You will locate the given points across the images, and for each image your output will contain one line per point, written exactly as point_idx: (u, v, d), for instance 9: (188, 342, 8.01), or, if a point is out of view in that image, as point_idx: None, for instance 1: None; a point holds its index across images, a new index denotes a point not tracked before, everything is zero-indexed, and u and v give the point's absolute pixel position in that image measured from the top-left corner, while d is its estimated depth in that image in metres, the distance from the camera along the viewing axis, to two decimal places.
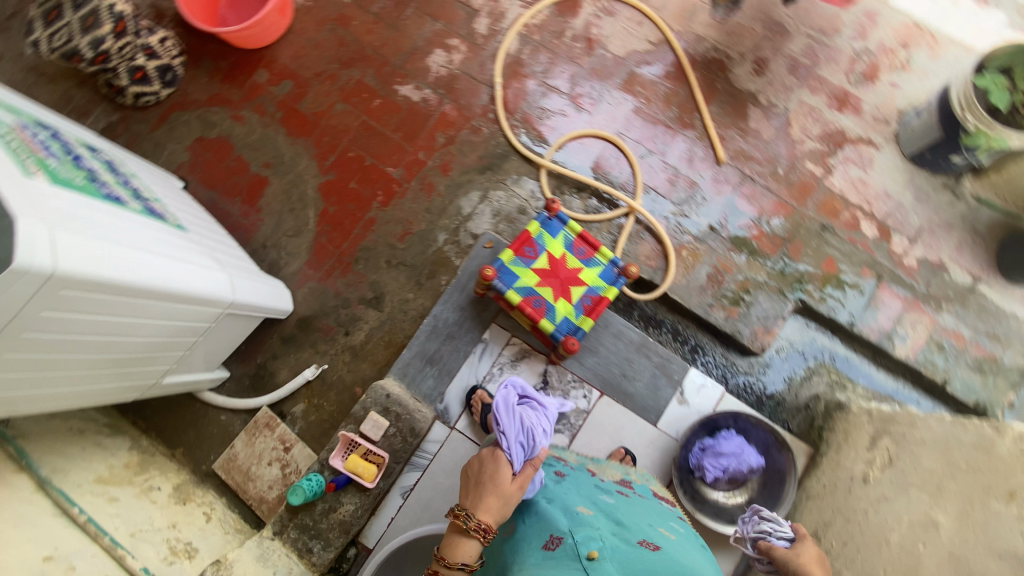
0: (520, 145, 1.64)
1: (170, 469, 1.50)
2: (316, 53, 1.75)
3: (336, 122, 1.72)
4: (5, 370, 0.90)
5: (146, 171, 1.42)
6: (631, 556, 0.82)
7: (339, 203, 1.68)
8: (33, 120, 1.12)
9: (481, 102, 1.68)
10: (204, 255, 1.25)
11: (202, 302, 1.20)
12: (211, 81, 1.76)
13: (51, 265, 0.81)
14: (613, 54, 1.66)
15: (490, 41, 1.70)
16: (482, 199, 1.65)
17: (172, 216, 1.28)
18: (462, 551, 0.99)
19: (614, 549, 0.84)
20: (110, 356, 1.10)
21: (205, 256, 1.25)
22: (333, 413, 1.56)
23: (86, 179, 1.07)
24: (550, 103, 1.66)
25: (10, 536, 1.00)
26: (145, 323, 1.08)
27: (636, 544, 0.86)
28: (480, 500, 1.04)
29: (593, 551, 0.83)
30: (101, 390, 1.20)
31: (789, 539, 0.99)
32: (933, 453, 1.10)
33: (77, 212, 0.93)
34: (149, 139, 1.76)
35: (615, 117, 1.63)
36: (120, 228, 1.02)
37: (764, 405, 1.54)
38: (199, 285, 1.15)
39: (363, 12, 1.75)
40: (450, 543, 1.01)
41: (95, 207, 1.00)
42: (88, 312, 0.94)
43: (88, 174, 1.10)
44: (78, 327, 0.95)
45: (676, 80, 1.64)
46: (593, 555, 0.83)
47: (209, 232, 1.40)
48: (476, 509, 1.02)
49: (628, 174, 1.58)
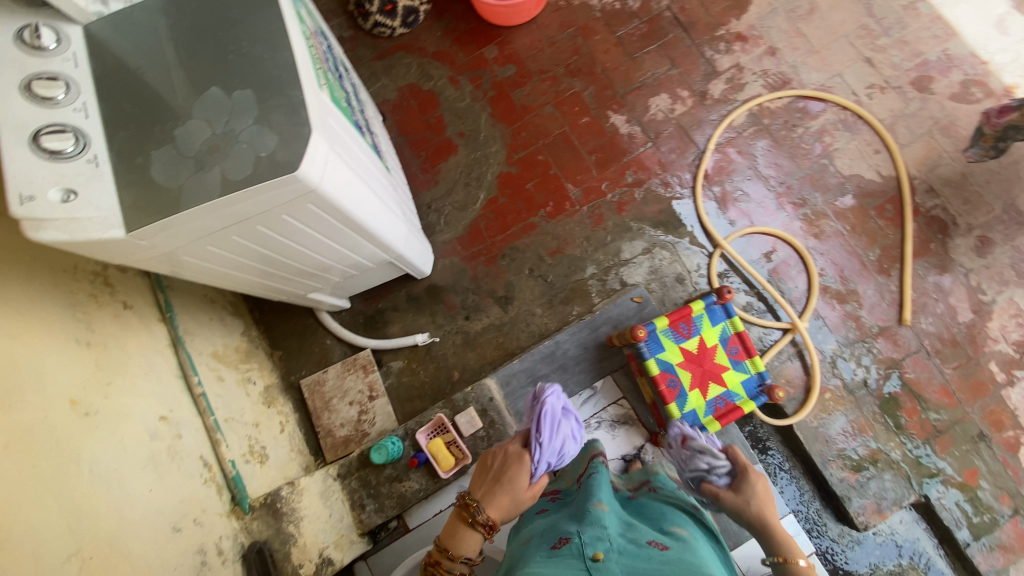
0: (705, 216, 1.59)
1: (266, 367, 1.56)
2: (549, 51, 1.77)
3: (539, 121, 1.73)
4: (222, 250, 0.95)
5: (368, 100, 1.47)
6: (636, 557, 0.79)
7: (510, 197, 1.70)
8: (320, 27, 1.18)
9: (684, 160, 1.64)
10: (395, 202, 1.29)
11: (379, 245, 1.24)
12: (444, 37, 1.80)
13: (316, 182, 0.84)
14: (836, 170, 1.59)
15: (718, 106, 1.66)
16: (645, 251, 1.59)
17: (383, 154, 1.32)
18: (465, 544, 0.95)
19: (620, 552, 0.81)
20: (291, 262, 1.14)
21: (396, 204, 1.29)
22: (426, 384, 1.58)
23: (346, 101, 1.12)
24: (752, 189, 1.60)
25: (139, 385, 1.05)
26: (333, 246, 1.13)
27: (642, 544, 0.84)
28: (492, 495, 0.99)
29: (597, 553, 0.79)
30: (258, 286, 1.24)
31: (728, 474, 1.14)
32: None
33: (340, 135, 0.97)
34: (368, 65, 1.80)
35: (812, 233, 1.55)
36: (358, 158, 1.06)
37: None
38: (385, 230, 1.19)
39: (608, 31, 1.76)
40: (449, 531, 0.97)
41: (349, 133, 1.04)
42: (307, 226, 0.98)
43: (347, 96, 1.15)
44: (292, 235, 1.00)
45: (888, 221, 1.55)
46: (597, 556, 0.79)
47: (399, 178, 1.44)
48: (485, 487, 1.01)
49: (802, 291, 1.51)
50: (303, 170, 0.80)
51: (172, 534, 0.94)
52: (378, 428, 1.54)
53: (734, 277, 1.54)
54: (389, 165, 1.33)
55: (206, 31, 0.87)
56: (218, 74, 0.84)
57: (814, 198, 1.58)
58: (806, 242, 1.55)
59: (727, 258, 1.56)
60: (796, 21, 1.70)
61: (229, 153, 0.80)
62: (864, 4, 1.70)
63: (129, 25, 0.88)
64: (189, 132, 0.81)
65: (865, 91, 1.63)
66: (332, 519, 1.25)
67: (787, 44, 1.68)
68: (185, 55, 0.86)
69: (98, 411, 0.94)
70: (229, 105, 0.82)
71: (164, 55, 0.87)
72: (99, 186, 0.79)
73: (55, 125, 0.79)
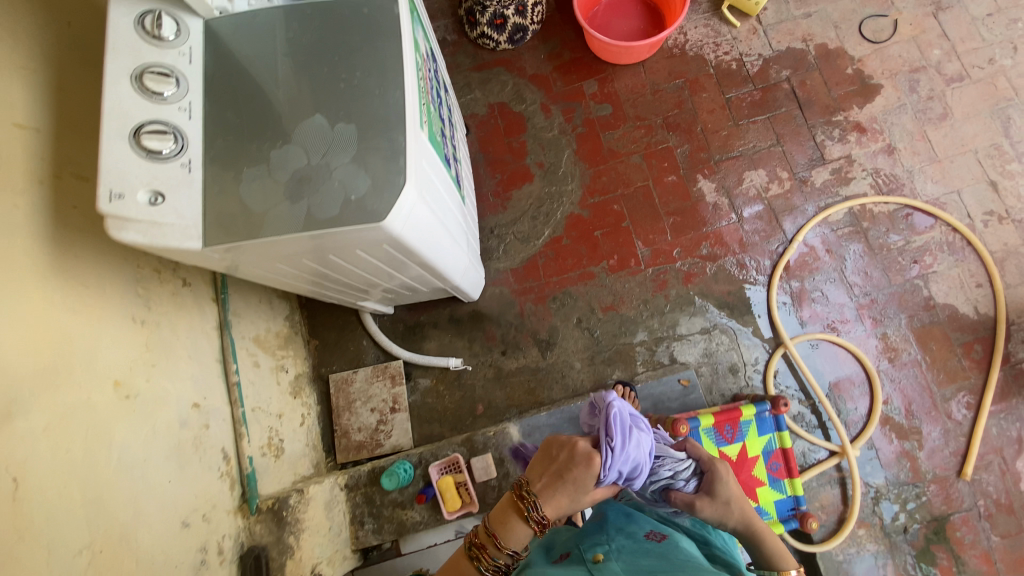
0: (776, 310, 1.50)
1: (301, 354, 1.57)
2: (651, 98, 1.69)
3: (624, 170, 1.66)
4: (289, 269, 0.95)
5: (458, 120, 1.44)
6: (634, 552, 0.82)
7: (575, 241, 1.64)
8: (431, 49, 1.15)
9: (766, 245, 1.54)
10: (463, 234, 1.27)
11: (438, 275, 1.22)
12: (546, 62, 1.76)
13: (397, 231, 0.82)
14: (927, 295, 1.47)
15: (816, 196, 1.55)
16: (703, 331, 1.51)
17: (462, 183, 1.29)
18: (514, 536, 0.83)
19: (619, 550, 0.84)
20: (349, 279, 1.14)
21: (463, 235, 1.27)
22: (448, 411, 1.55)
23: (441, 133, 1.09)
24: (831, 293, 1.50)
25: (181, 370, 1.07)
26: (394, 273, 1.11)
27: (641, 540, 0.86)
28: (551, 491, 0.85)
29: (598, 555, 0.84)
30: (312, 291, 1.24)
31: (694, 479, 0.97)
32: None
33: (428, 177, 0.95)
34: (464, 73, 1.78)
35: (884, 355, 1.45)
36: (439, 197, 1.04)
37: None
38: (445, 263, 1.17)
39: (718, 91, 1.66)
40: (500, 516, 0.85)
41: (437, 172, 1.01)
42: (375, 259, 0.97)
43: (443, 126, 1.12)
44: (359, 263, 0.99)
45: (972, 364, 1.42)
46: (596, 556, 0.84)
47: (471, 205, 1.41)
48: (536, 479, 0.87)
49: (860, 415, 1.42)
50: (387, 221, 0.78)
51: (180, 529, 0.95)
52: (393, 441, 1.53)
53: (792, 382, 1.46)
54: (465, 195, 1.30)
55: (322, 51, 0.85)
56: (324, 102, 0.82)
57: (896, 318, 1.46)
58: (878, 364, 1.45)
59: (788, 359, 1.47)
60: (923, 124, 1.57)
61: (317, 188, 0.78)
62: (1004, 120, 1.55)
63: (250, 29, 0.87)
64: (282, 158, 0.79)
65: (983, 216, 1.50)
66: (331, 532, 1.25)
67: (907, 146, 1.56)
68: (297, 74, 0.84)
69: (138, 394, 0.95)
70: (329, 138, 0.80)
71: (276, 69, 0.85)
72: (185, 193, 0.78)
73: (157, 123, 0.78)
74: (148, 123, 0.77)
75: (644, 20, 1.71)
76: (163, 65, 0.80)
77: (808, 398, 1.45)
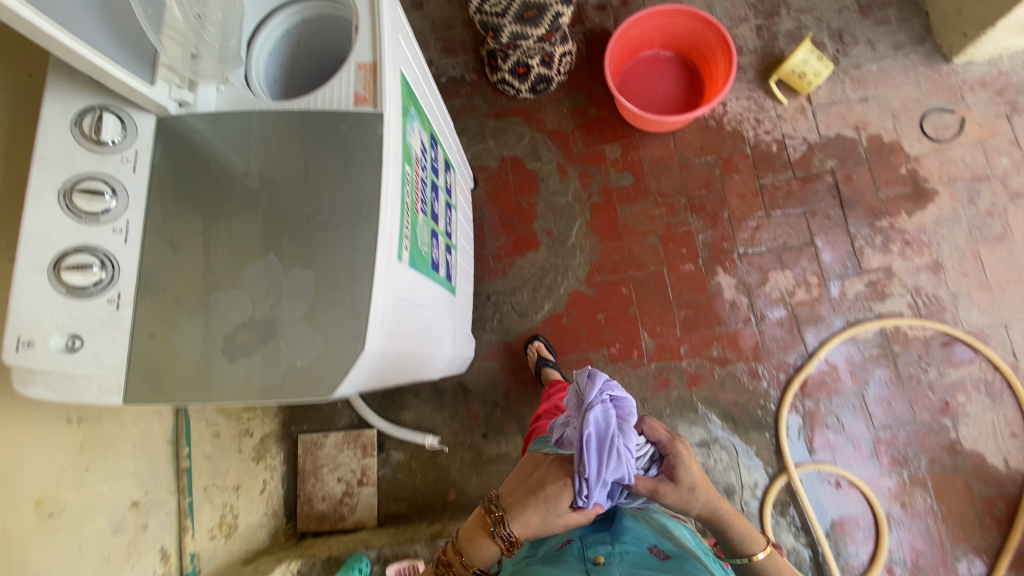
0: (784, 432, 1.36)
1: (270, 412, 1.48)
2: (678, 173, 1.54)
3: (638, 250, 1.52)
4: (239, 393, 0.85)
5: (462, 186, 1.31)
6: (638, 562, 0.77)
7: (576, 322, 1.51)
8: (432, 133, 1.02)
9: (784, 356, 1.40)
10: (449, 327, 1.16)
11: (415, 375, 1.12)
12: (569, 119, 1.62)
13: (351, 393, 0.72)
14: (952, 437, 1.33)
15: (846, 309, 1.41)
16: (702, 444, 1.38)
17: (454, 270, 1.18)
18: (479, 553, 0.80)
19: (622, 556, 0.79)
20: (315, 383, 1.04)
21: (449, 329, 1.16)
22: (417, 492, 1.46)
23: (429, 238, 0.97)
24: (847, 421, 1.36)
25: (122, 467, 0.98)
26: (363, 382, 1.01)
27: (646, 550, 0.80)
28: (522, 507, 0.79)
29: (598, 557, 0.79)
30: None
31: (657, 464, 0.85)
32: None
33: (403, 307, 0.83)
34: (479, 119, 1.64)
35: (895, 499, 1.32)
36: (418, 315, 0.92)
37: None
38: (426, 366, 1.06)
39: (752, 174, 1.51)
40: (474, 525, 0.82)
41: (418, 292, 0.90)
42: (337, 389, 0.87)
43: (434, 226, 1.00)
44: None
45: (994, 522, 1.29)
46: (599, 560, 0.77)
47: (465, 284, 1.30)
48: (507, 490, 0.82)
49: (861, 563, 1.30)
50: (339, 394, 0.68)
51: None
52: (357, 517, 1.45)
53: (791, 514, 1.34)
54: (456, 283, 1.19)
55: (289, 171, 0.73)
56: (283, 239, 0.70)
57: (914, 459, 1.33)
58: (887, 508, 1.32)
59: (791, 488, 1.35)
60: (977, 243, 1.40)
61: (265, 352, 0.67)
62: None
63: (211, 134, 0.74)
64: (226, 306, 0.69)
65: None
66: None
67: (955, 265, 1.40)
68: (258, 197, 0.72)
69: (65, 509, 0.87)
70: (283, 288, 0.69)
71: (235, 188, 0.73)
72: (109, 337, 0.67)
73: (82, 251, 0.66)
74: (72, 252, 0.66)
75: (679, 97, 1.59)
76: (99, 177, 0.69)
77: (806, 535, 1.32)
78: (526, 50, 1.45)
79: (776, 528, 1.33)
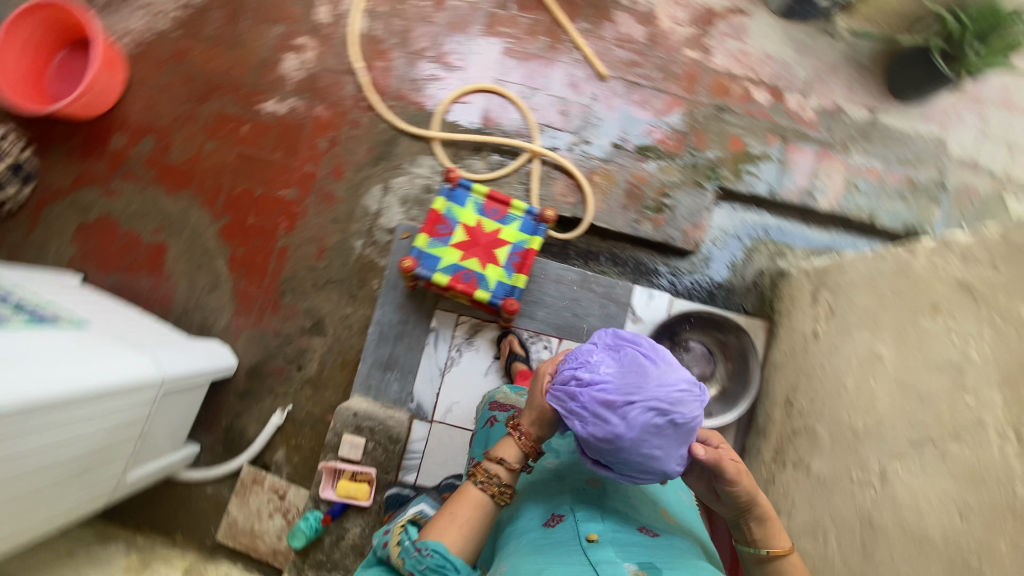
0: (404, 125, 1.57)
1: (174, 555, 1.46)
2: (166, 98, 1.65)
3: (211, 162, 1.62)
4: None
5: (69, 299, 1.34)
6: (623, 536, 0.82)
7: (245, 243, 1.59)
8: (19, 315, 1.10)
9: (350, 94, 1.60)
10: (119, 342, 1.21)
11: (136, 389, 1.14)
12: (69, 163, 1.63)
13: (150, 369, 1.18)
14: (466, 2, 1.61)
15: (337, 28, 1.62)
16: (385, 191, 1.57)
17: (69, 315, 1.22)
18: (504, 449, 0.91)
19: (611, 533, 0.83)
20: (55, 478, 1.02)
21: (122, 343, 1.21)
22: (314, 448, 1.52)
23: None
24: (422, 71, 1.60)
25: None
26: (142, 356, 1.19)
27: (631, 525, 0.87)
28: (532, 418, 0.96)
29: (592, 535, 0.81)
30: None
31: None
32: (805, 305, 1.26)
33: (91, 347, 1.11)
34: (28, 244, 1.61)
35: (489, 65, 1.60)
36: (117, 339, 1.23)
37: (715, 297, 1.52)
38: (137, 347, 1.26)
39: (199, 40, 1.65)
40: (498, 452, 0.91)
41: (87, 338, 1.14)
42: (123, 358, 1.13)
43: None
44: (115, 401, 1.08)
45: (534, 9, 1.61)
46: (591, 538, 0.80)
47: (127, 325, 1.34)
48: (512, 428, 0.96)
49: (518, 119, 1.58)
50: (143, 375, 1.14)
51: None
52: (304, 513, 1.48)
53: (466, 150, 1.58)
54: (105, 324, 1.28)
55: None
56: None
57: (466, 38, 1.61)
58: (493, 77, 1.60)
59: (450, 142, 1.58)
60: None
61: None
62: None
63: None
64: None
65: None
66: None
67: None
68: None
69: None
70: None
71: None
72: None
73: None
74: None
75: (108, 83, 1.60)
76: None
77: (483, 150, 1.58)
78: (26, 162, 1.60)
79: (469, 167, 1.58)
